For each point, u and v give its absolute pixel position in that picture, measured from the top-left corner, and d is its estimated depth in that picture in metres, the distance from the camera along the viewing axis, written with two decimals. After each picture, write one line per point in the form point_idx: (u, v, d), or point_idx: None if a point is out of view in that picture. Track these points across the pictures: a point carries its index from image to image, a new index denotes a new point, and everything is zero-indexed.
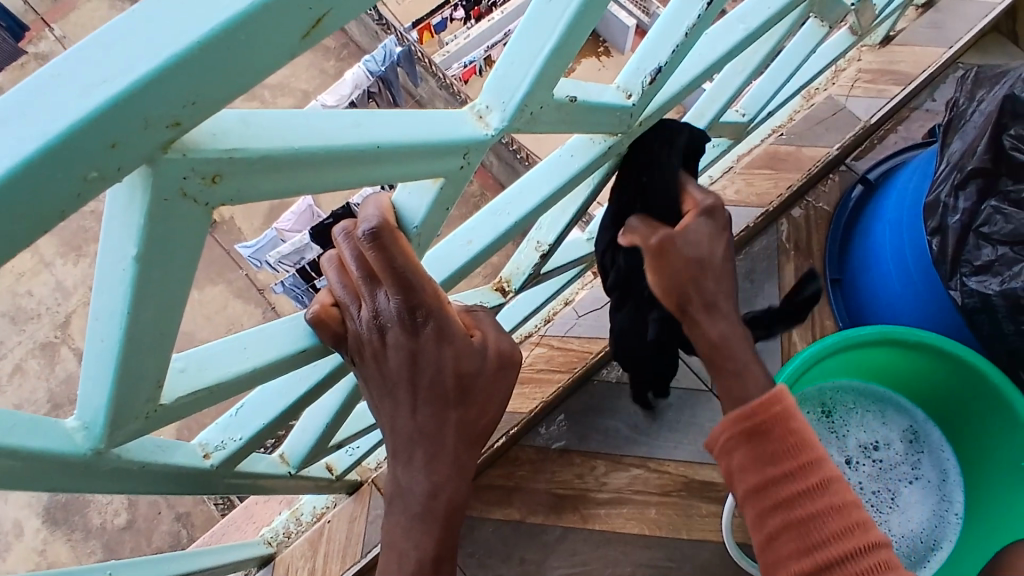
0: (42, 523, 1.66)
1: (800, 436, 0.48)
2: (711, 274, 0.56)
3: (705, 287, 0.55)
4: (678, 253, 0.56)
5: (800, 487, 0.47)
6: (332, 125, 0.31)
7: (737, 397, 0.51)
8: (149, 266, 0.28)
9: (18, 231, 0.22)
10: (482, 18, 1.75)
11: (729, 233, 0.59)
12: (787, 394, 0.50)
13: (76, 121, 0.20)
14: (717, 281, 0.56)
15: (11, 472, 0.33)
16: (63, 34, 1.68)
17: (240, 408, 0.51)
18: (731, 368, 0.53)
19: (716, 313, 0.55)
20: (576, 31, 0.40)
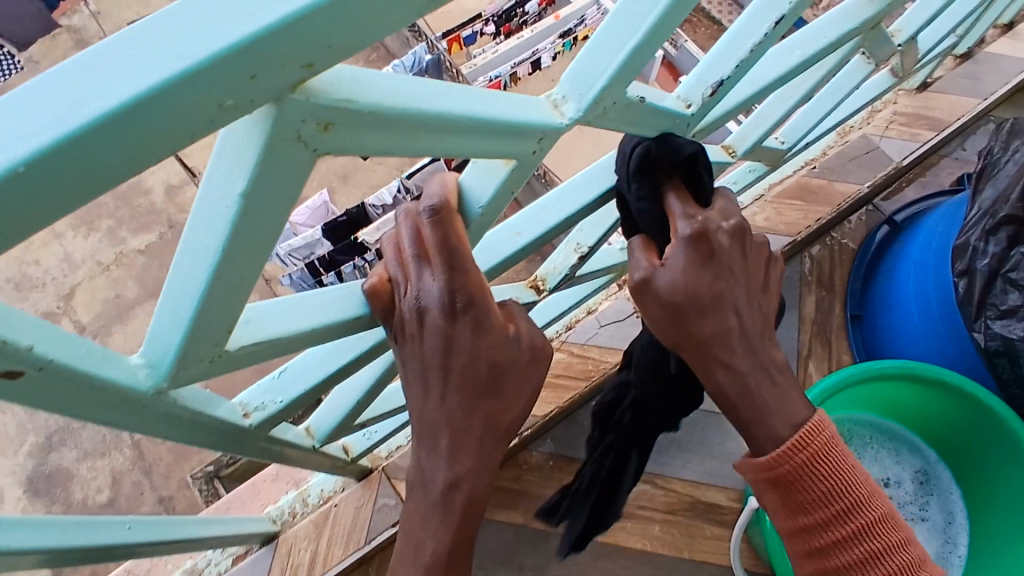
0: (23, 492, 1.68)
1: (833, 485, 0.51)
2: (701, 314, 0.52)
3: (693, 333, 0.52)
4: (660, 296, 0.53)
5: (836, 531, 0.51)
6: (429, 91, 0.32)
7: (754, 439, 0.53)
8: (251, 205, 0.29)
9: (153, 147, 0.23)
10: (512, 35, 1.80)
11: (724, 267, 0.53)
12: (818, 434, 0.51)
13: (226, 48, 0.21)
14: (702, 320, 0.52)
15: (73, 397, 0.34)
16: (97, 10, 1.77)
17: (283, 370, 0.52)
18: (749, 408, 0.52)
19: (714, 366, 0.53)
20: (657, 34, 0.42)
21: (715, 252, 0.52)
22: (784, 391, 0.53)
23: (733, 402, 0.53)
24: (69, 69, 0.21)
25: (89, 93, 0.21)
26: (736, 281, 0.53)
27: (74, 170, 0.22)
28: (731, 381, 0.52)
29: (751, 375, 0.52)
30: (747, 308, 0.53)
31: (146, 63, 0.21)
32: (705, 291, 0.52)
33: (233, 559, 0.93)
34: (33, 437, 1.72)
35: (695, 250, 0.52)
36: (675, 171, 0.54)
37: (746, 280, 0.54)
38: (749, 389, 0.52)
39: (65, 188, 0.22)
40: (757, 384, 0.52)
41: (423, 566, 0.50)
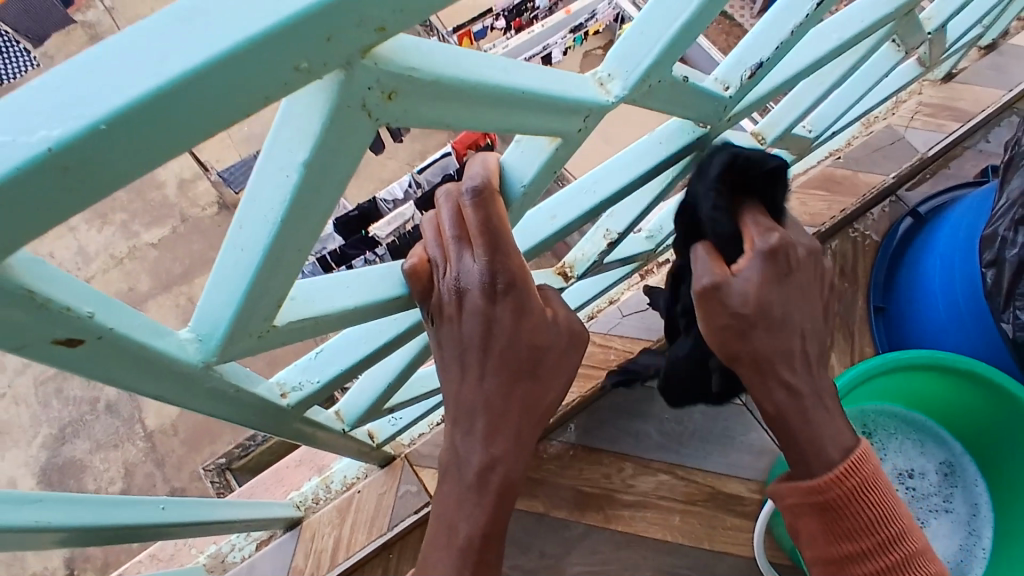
0: (37, 483, 1.71)
1: (879, 514, 0.51)
2: (766, 330, 0.51)
3: (764, 350, 0.51)
4: (724, 309, 0.51)
5: (876, 561, 0.51)
6: (485, 65, 0.32)
7: (803, 460, 0.52)
8: (313, 173, 0.29)
9: (227, 110, 0.23)
10: (522, 29, 1.80)
11: (792, 286, 0.53)
12: (866, 461, 0.51)
13: (307, 8, 0.21)
14: (774, 338, 0.51)
15: (129, 369, 0.34)
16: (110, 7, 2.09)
17: (320, 351, 0.53)
18: (805, 430, 0.52)
19: (776, 383, 0.52)
20: (707, 10, 0.41)
21: (786, 269, 0.52)
22: (834, 419, 0.53)
23: (786, 421, 0.52)
24: (143, 28, 0.21)
25: (165, 53, 0.21)
26: (804, 303, 0.54)
27: (152, 130, 0.22)
28: (791, 400, 0.52)
29: (809, 398, 0.52)
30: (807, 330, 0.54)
31: (221, 23, 0.21)
32: (774, 307, 0.51)
33: (256, 544, 0.94)
34: (46, 429, 1.76)
35: (768, 265, 0.51)
36: (753, 185, 0.54)
37: (809, 302, 0.54)
38: (807, 409, 0.52)
39: (139, 150, 0.22)
40: (813, 406, 0.52)
41: (456, 550, 0.49)
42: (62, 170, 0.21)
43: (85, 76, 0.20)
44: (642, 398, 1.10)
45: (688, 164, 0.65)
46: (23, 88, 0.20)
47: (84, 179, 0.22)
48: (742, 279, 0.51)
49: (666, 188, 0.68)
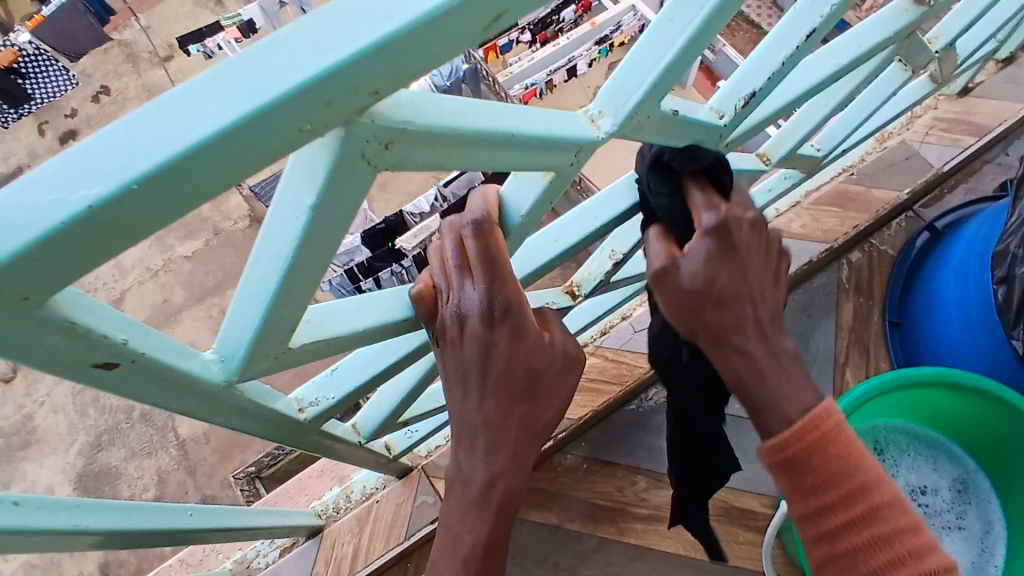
0: (74, 489, 1.79)
1: (843, 464, 0.50)
2: (715, 304, 0.52)
3: (710, 322, 0.52)
4: (677, 288, 0.52)
5: (844, 513, 0.50)
6: (477, 112, 0.35)
7: (764, 422, 0.53)
8: (320, 215, 0.32)
9: (239, 168, 0.26)
10: (547, 43, 1.84)
11: (740, 257, 0.53)
12: (828, 416, 0.51)
13: (308, 80, 0.25)
14: (721, 312, 0.52)
15: (159, 388, 0.37)
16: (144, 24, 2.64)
17: (336, 368, 0.56)
18: (762, 392, 0.52)
19: (731, 352, 0.53)
20: (691, 50, 0.44)
21: (734, 245, 0.52)
22: (795, 380, 0.53)
23: (746, 389, 0.53)
24: (166, 104, 0.24)
25: (183, 126, 0.24)
26: (752, 272, 0.54)
27: (175, 188, 0.25)
28: (746, 365, 0.52)
29: (764, 361, 0.53)
30: (760, 298, 0.54)
31: (232, 100, 0.24)
32: (723, 282, 0.52)
33: (280, 551, 0.98)
34: (84, 436, 1.83)
35: (714, 240, 0.51)
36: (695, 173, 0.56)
37: (760, 272, 0.54)
38: (763, 373, 0.52)
39: (164, 205, 0.26)
40: (771, 370, 0.53)
41: (460, 559, 0.52)
42: (96, 224, 0.24)
43: (117, 147, 0.24)
44: (656, 413, 1.11)
45: None
46: (64, 155, 0.24)
47: (116, 229, 0.25)
48: (691, 257, 0.52)
49: None
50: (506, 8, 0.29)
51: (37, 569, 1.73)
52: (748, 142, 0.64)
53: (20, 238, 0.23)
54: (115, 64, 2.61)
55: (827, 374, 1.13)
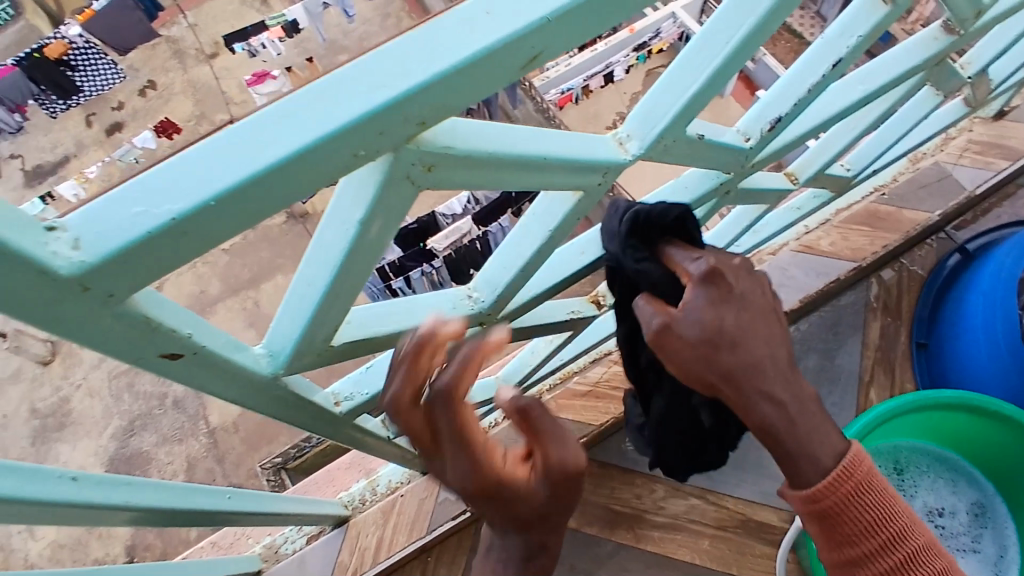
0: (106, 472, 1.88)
1: (879, 512, 0.49)
2: (731, 348, 0.49)
3: (730, 370, 0.48)
4: (685, 341, 0.49)
5: (882, 560, 0.50)
6: (512, 137, 0.38)
7: (797, 471, 0.49)
8: (368, 228, 0.35)
9: (301, 188, 0.30)
10: None
11: (741, 297, 0.51)
12: (860, 463, 0.50)
13: (366, 113, 0.28)
14: (737, 354, 0.49)
15: (214, 379, 0.40)
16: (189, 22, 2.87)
17: (370, 366, 0.61)
18: (794, 439, 0.49)
19: (756, 399, 0.49)
20: (717, 79, 0.46)
21: (733, 289, 0.51)
22: (821, 425, 0.50)
23: (779, 438, 0.49)
24: (240, 131, 0.27)
25: (255, 151, 0.27)
26: (759, 311, 0.51)
27: (245, 204, 0.28)
28: (775, 411, 0.49)
29: (793, 405, 0.49)
30: (774, 341, 0.51)
31: (299, 128, 0.27)
32: (731, 324, 0.49)
33: (306, 538, 1.03)
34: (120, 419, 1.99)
35: (711, 284, 0.50)
36: (657, 235, 0.58)
37: (766, 311, 0.52)
38: (793, 418, 0.49)
39: (233, 218, 0.29)
40: (800, 415, 0.49)
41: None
42: (175, 234, 0.28)
43: (196, 169, 0.27)
44: None
45: (713, 205, 0.70)
46: (150, 172, 0.27)
47: (193, 239, 0.29)
48: (692, 307, 0.50)
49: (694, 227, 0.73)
50: (544, 48, 0.32)
51: (65, 547, 1.87)
52: (776, 164, 0.65)
53: (109, 245, 0.27)
54: (160, 60, 2.80)
55: (852, 392, 1.13)
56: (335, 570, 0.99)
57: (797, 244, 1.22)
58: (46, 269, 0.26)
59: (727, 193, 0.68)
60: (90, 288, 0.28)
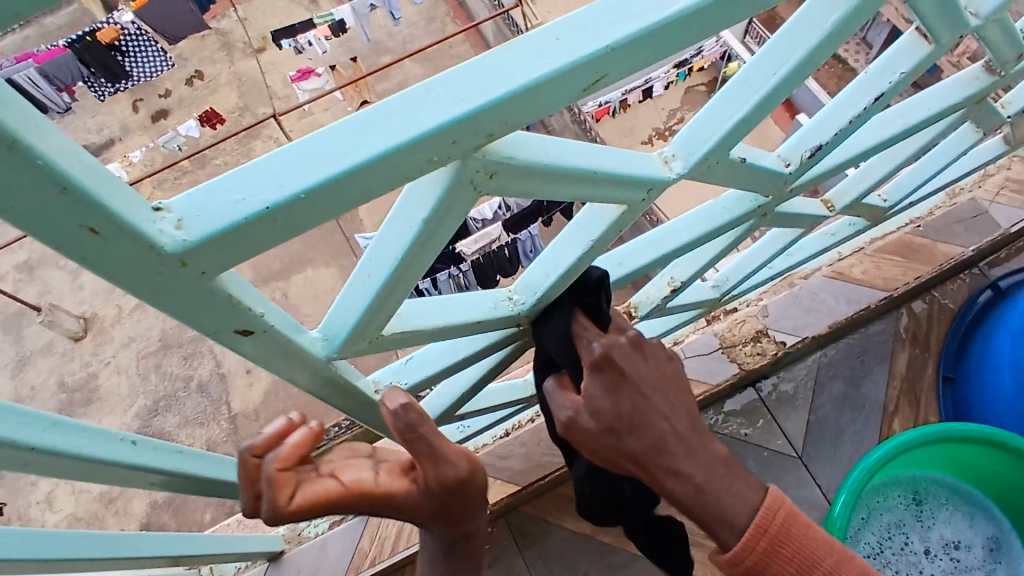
0: None
1: (800, 560, 0.49)
2: (630, 432, 0.51)
3: (633, 451, 0.51)
4: (591, 431, 0.52)
5: None
6: (567, 151, 0.41)
7: (713, 537, 0.50)
8: (429, 226, 0.39)
9: (377, 188, 0.33)
10: None
11: (635, 374, 0.52)
12: (773, 514, 0.50)
13: (443, 123, 0.31)
14: (638, 438, 0.51)
15: (276, 357, 0.43)
16: (244, 20, 3.01)
17: (409, 358, 0.64)
18: (705, 508, 0.50)
19: (662, 475, 0.50)
20: (764, 107, 0.48)
21: (626, 367, 0.52)
22: (731, 482, 0.51)
23: (689, 507, 0.50)
24: (331, 134, 0.30)
25: (345, 151, 0.30)
26: (653, 386, 0.52)
27: (328, 200, 0.32)
28: (683, 484, 0.50)
29: (702, 474, 0.50)
30: (671, 412, 0.52)
31: (383, 132, 0.31)
32: (628, 408, 0.51)
33: (330, 523, 1.08)
34: (142, 400, 2.60)
35: (602, 372, 0.52)
36: (580, 301, 0.58)
37: (663, 383, 0.53)
38: (702, 486, 0.50)
39: (316, 212, 0.32)
40: (708, 480, 0.50)
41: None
42: (266, 222, 0.31)
43: (289, 164, 0.30)
44: None
45: (749, 226, 0.72)
46: (248, 165, 0.30)
47: (281, 227, 0.32)
48: (591, 395, 0.52)
49: (729, 245, 0.74)
50: (606, 72, 0.34)
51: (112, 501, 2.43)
52: (814, 189, 0.67)
53: (209, 227, 0.29)
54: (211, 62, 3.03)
55: (875, 422, 1.14)
56: (355, 554, 1.05)
57: (828, 270, 1.23)
58: (154, 246, 0.29)
59: (764, 215, 0.70)
60: (188, 265, 0.30)
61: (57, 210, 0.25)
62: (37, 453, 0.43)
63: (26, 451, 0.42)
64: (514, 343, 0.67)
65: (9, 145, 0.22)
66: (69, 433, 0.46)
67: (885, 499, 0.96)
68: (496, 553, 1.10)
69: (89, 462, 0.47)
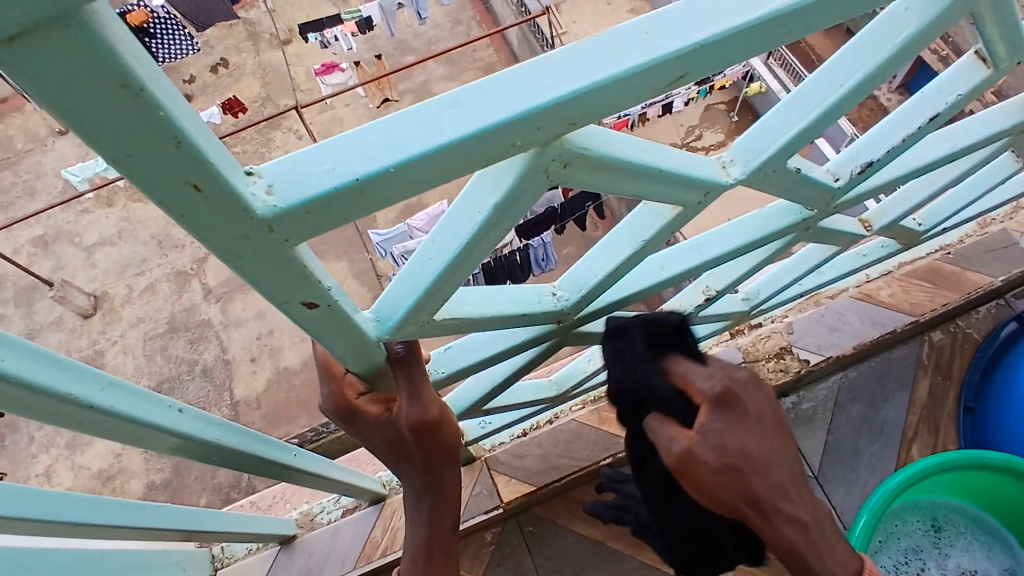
0: None
1: None
2: (753, 473, 0.51)
3: (756, 494, 0.51)
4: (710, 465, 0.51)
5: None
6: (637, 147, 0.41)
7: None
8: (498, 212, 0.39)
9: (459, 169, 0.33)
10: None
11: (754, 418, 0.52)
12: None
13: (532, 108, 0.31)
14: (764, 481, 0.51)
15: (331, 333, 0.44)
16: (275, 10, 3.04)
17: (448, 348, 0.65)
18: (823, 569, 0.51)
19: (784, 526, 0.51)
20: (826, 119, 0.49)
21: (745, 409, 0.52)
22: (841, 545, 0.53)
23: (806, 562, 0.52)
24: (421, 113, 0.31)
25: (433, 129, 0.31)
26: (770, 432, 0.53)
27: (413, 176, 0.32)
28: (804, 538, 0.52)
29: (818, 530, 0.52)
30: (785, 461, 0.53)
31: (472, 114, 0.31)
32: (749, 450, 0.51)
33: (343, 510, 1.09)
34: (146, 378, 2.64)
35: (724, 411, 0.52)
36: (669, 340, 0.61)
37: (777, 429, 0.54)
38: (819, 543, 0.52)
39: (399, 188, 0.32)
40: (822, 538, 0.52)
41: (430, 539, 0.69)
42: (353, 193, 0.31)
43: (379, 138, 0.31)
44: None
45: (790, 240, 0.72)
46: (337, 136, 0.30)
47: (363, 200, 0.32)
48: (710, 428, 0.51)
49: (769, 257, 0.75)
50: (689, 70, 0.35)
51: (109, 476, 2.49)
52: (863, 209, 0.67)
53: (298, 195, 0.30)
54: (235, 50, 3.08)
55: (893, 446, 1.13)
56: (366, 543, 1.05)
57: (855, 292, 1.23)
58: (246, 209, 0.29)
59: (807, 228, 0.70)
60: (274, 230, 0.31)
61: (167, 164, 0.25)
62: (95, 412, 0.44)
63: (85, 408, 0.43)
64: (549, 341, 0.67)
65: (136, 95, 0.22)
66: (126, 396, 0.47)
67: (904, 523, 0.96)
68: (504, 554, 1.09)
69: (138, 424, 0.48)
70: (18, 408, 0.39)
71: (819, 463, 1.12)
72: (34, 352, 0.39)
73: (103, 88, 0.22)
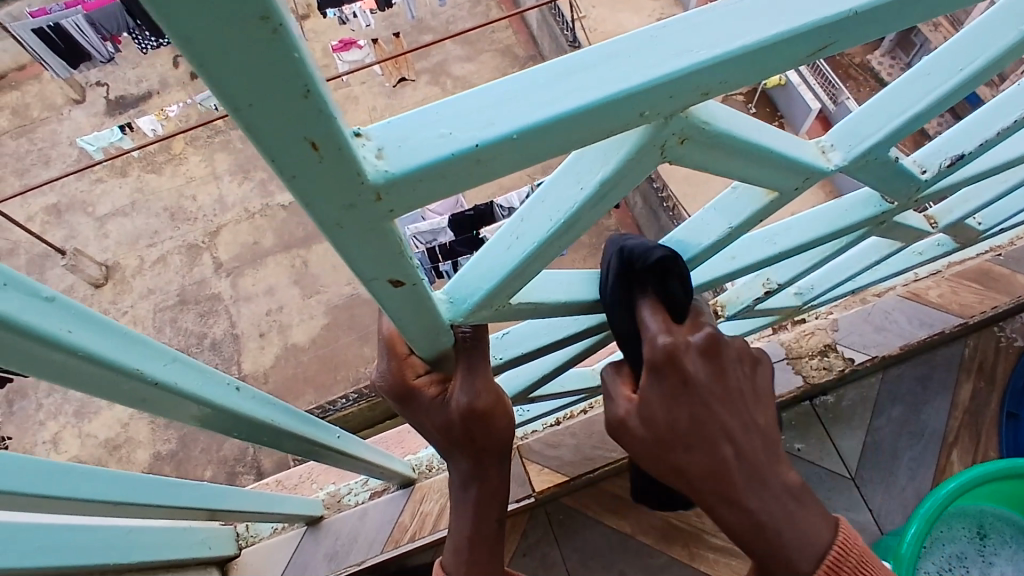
0: None
1: None
2: (685, 447, 0.46)
3: (685, 467, 0.46)
4: (641, 438, 0.47)
5: None
6: (749, 124, 0.38)
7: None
8: (604, 188, 0.36)
9: (578, 140, 0.30)
10: None
11: (698, 387, 0.46)
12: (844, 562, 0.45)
13: (669, 73, 0.28)
14: (696, 456, 0.46)
15: (409, 312, 0.41)
16: None
17: (505, 332, 0.63)
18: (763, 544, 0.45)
19: (719, 504, 0.46)
20: (941, 103, 0.45)
21: (690, 378, 0.46)
22: (799, 514, 0.46)
23: (744, 539, 0.46)
24: (548, 74, 0.28)
25: (560, 95, 0.28)
26: (719, 401, 0.46)
27: (534, 145, 0.29)
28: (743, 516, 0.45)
29: (760, 506, 0.45)
30: (740, 433, 0.46)
31: (604, 77, 0.28)
32: (685, 419, 0.46)
33: (371, 493, 1.07)
34: None
35: (658, 376, 0.46)
36: (640, 281, 0.49)
37: (728, 395, 0.47)
38: (761, 517, 0.45)
39: (518, 157, 0.29)
40: (769, 516, 0.45)
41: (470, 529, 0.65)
42: (470, 162, 0.28)
43: (501, 104, 0.28)
44: None
45: (861, 234, 0.69)
46: (456, 96, 0.28)
47: (478, 170, 0.29)
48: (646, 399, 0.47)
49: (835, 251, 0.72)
50: (835, 40, 0.31)
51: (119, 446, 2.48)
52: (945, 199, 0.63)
53: (411, 160, 0.27)
54: None
55: (933, 450, 1.10)
56: (393, 528, 1.04)
57: (904, 290, 1.19)
58: (358, 173, 0.26)
59: (879, 224, 0.67)
60: (382, 199, 0.28)
61: (289, 117, 0.22)
62: (159, 388, 0.42)
63: (149, 385, 0.41)
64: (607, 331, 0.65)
65: (273, 32, 0.19)
66: (187, 372, 0.45)
67: (949, 529, 0.93)
68: (530, 543, 1.08)
69: (197, 403, 0.46)
70: (81, 383, 0.37)
71: (856, 465, 1.10)
72: (108, 328, 0.37)
73: (239, 22, 0.19)
